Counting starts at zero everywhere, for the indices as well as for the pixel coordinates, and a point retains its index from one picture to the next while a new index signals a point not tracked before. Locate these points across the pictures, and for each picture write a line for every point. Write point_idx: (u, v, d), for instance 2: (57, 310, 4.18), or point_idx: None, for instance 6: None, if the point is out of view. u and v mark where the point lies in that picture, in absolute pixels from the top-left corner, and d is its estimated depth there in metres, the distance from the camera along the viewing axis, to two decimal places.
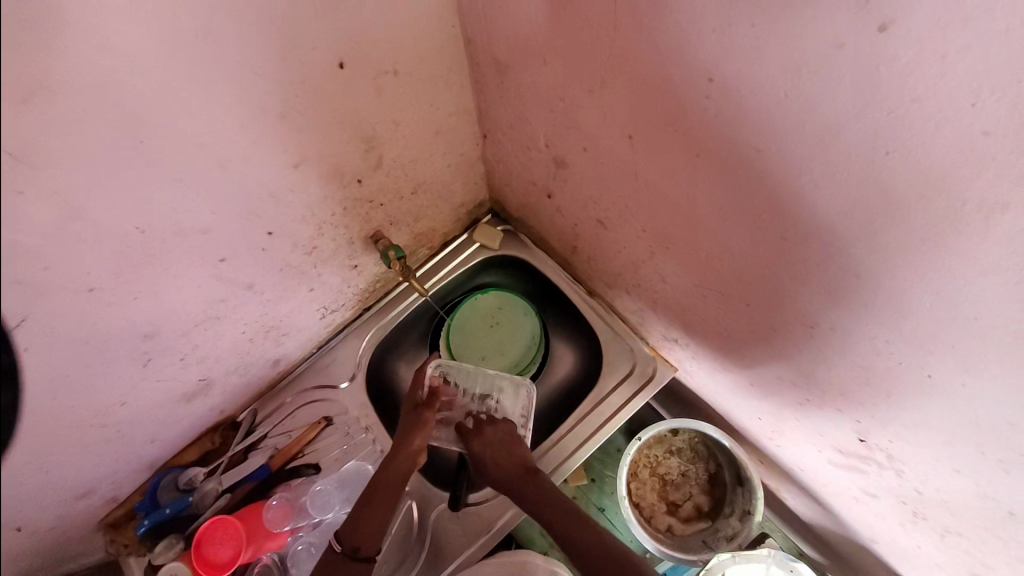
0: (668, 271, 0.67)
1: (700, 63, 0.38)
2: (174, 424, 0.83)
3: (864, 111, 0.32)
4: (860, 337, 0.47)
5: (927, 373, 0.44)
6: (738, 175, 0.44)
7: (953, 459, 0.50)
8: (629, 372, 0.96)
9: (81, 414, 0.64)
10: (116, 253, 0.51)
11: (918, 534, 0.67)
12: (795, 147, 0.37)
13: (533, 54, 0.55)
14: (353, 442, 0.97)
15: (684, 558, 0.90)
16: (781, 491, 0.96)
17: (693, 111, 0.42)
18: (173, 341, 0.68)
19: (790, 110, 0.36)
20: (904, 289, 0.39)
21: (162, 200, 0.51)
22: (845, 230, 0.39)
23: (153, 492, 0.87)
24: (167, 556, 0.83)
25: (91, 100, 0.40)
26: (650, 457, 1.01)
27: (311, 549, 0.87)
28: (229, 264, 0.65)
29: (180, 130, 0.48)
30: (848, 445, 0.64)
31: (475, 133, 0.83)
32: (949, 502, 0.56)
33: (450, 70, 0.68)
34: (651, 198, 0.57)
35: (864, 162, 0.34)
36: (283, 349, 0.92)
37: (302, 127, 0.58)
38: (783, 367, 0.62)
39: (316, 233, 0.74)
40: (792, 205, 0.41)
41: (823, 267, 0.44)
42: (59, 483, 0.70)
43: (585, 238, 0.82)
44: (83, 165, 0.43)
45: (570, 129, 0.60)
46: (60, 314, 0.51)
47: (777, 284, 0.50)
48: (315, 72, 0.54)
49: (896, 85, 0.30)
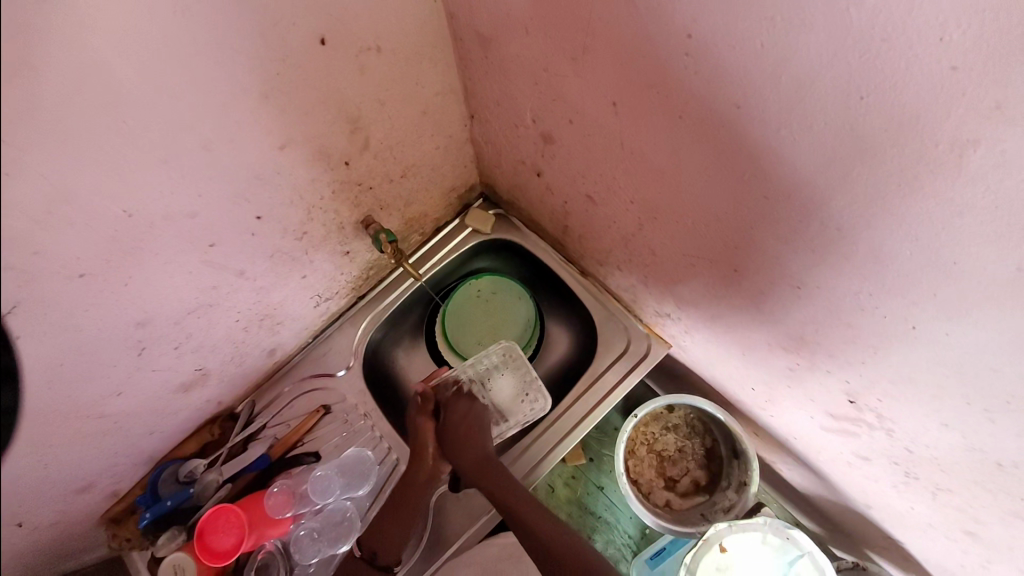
0: (657, 242, 0.67)
1: (677, 19, 0.39)
2: (170, 415, 0.83)
3: (837, 56, 0.32)
4: (846, 294, 0.48)
5: (911, 325, 0.45)
6: (719, 135, 0.44)
7: (940, 412, 0.51)
8: (623, 350, 0.97)
9: (77, 405, 0.64)
10: (105, 238, 0.51)
11: (909, 494, 0.68)
12: (774, 99, 0.37)
13: (514, 27, 0.55)
14: (352, 429, 0.97)
15: (683, 531, 0.91)
16: (777, 464, 0.97)
17: (673, 72, 0.42)
18: (167, 329, 0.68)
19: (768, 61, 0.36)
20: (885, 239, 0.40)
21: (149, 183, 0.51)
22: (825, 183, 0.40)
23: (153, 485, 0.87)
24: (169, 547, 0.85)
25: (71, 78, 0.40)
26: (647, 435, 1.02)
27: (314, 534, 0.87)
28: (220, 250, 0.65)
29: (163, 110, 0.48)
30: (839, 409, 0.65)
31: (462, 114, 0.83)
32: (938, 458, 0.57)
33: (433, 48, 0.68)
34: (637, 168, 0.57)
35: (840, 110, 0.35)
36: (278, 338, 0.93)
37: (286, 107, 0.58)
38: (774, 333, 0.63)
39: (306, 218, 0.74)
40: (772, 161, 0.42)
41: (805, 224, 0.44)
42: (58, 474, 0.70)
43: (575, 216, 0.83)
44: (67, 146, 0.43)
45: (554, 102, 0.61)
46: (51, 300, 0.51)
47: (763, 246, 0.51)
48: (297, 49, 0.53)
49: (867, 27, 0.30)
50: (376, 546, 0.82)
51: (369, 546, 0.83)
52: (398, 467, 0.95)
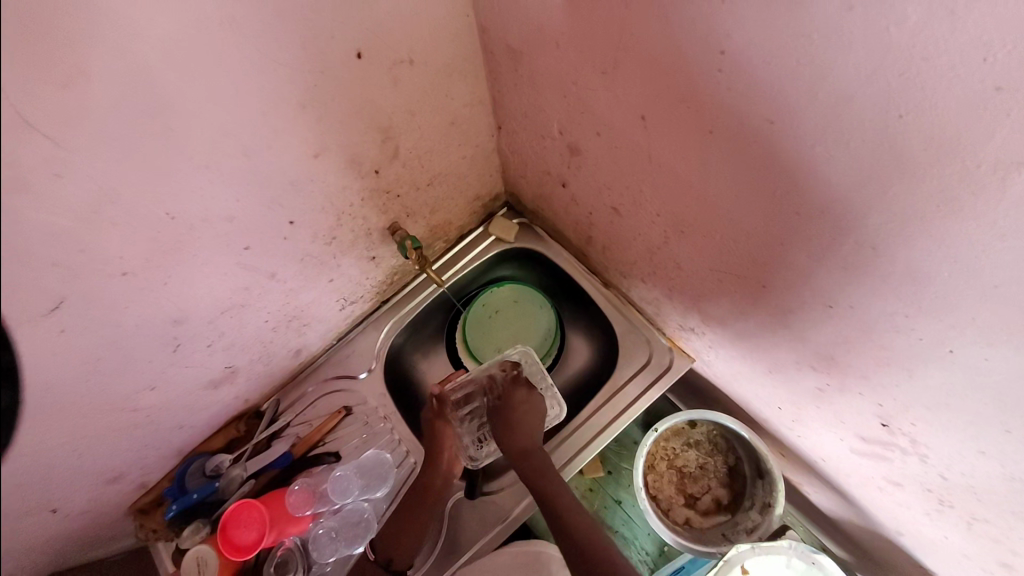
0: (683, 255, 0.67)
1: (710, 35, 0.39)
2: (200, 411, 0.86)
3: (874, 74, 0.32)
4: (880, 314, 0.46)
5: (948, 348, 0.43)
6: (751, 150, 0.44)
7: (978, 440, 0.48)
8: (645, 363, 0.96)
9: (115, 397, 0.67)
10: (148, 239, 0.54)
11: (944, 524, 0.65)
12: (808, 115, 0.37)
13: (545, 41, 0.56)
14: (372, 431, 0.99)
15: (702, 551, 0.89)
16: (803, 486, 0.94)
17: (705, 86, 0.42)
18: (201, 327, 0.71)
19: (803, 77, 0.35)
20: (923, 259, 0.38)
21: (190, 187, 0.54)
22: (861, 200, 0.39)
23: (181, 478, 0.90)
24: (193, 540, 0.87)
25: (125, 88, 0.43)
26: (667, 450, 1.00)
27: (332, 533, 0.88)
28: (254, 252, 0.67)
29: (206, 119, 0.50)
30: (870, 432, 0.62)
31: (489, 124, 0.84)
32: (975, 488, 0.54)
33: (463, 60, 0.69)
34: (664, 180, 0.57)
35: (877, 128, 0.34)
36: (305, 339, 0.95)
37: (321, 117, 0.60)
38: (802, 351, 0.61)
39: (335, 224, 0.76)
40: (804, 178, 0.41)
41: (838, 241, 0.43)
42: (94, 463, 0.73)
43: (600, 226, 0.83)
44: (118, 153, 0.46)
45: (582, 114, 0.61)
46: (96, 297, 0.54)
47: (793, 263, 0.50)
48: (333, 61, 0.55)
49: (906, 45, 0.29)
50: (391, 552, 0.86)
51: (384, 551, 0.86)
52: (415, 469, 0.96)
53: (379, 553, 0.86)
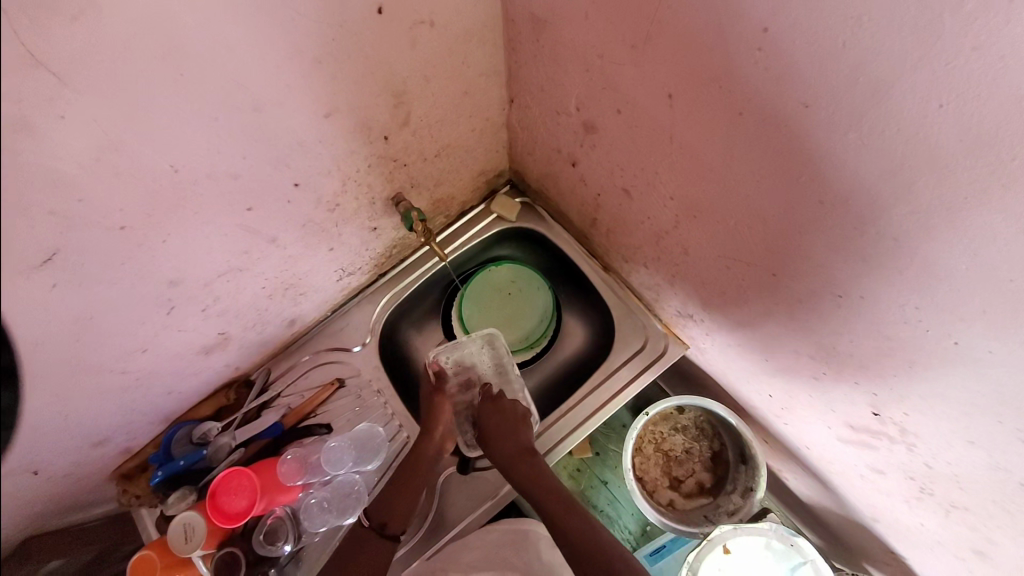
0: (692, 240, 0.67)
1: (754, 13, 0.38)
2: (190, 376, 0.84)
3: (918, 62, 0.32)
4: (890, 304, 0.47)
5: (953, 340, 0.45)
6: (779, 135, 0.44)
7: (968, 430, 0.51)
8: (640, 348, 0.97)
9: (104, 358, 0.65)
10: (149, 192, 0.52)
11: (921, 511, 0.68)
12: (846, 100, 0.37)
13: (573, 10, 0.55)
14: (365, 404, 0.98)
15: (685, 531, 0.92)
16: (782, 472, 0.98)
17: (741, 66, 0.42)
18: (196, 291, 0.69)
19: (844, 61, 0.36)
20: (942, 250, 0.39)
21: (196, 141, 0.51)
22: (884, 190, 0.40)
23: (167, 444, 0.88)
24: (179, 507, 0.84)
25: (137, 28, 0.40)
26: (655, 433, 1.02)
27: (324, 503, 0.88)
28: (256, 215, 0.65)
29: (218, 68, 0.47)
30: (860, 421, 0.65)
31: (501, 97, 0.82)
32: (958, 475, 0.57)
33: (483, 27, 0.67)
34: (683, 164, 0.57)
35: (915, 116, 0.34)
36: (300, 308, 0.93)
37: (336, 76, 0.57)
38: (802, 339, 0.63)
39: (340, 190, 0.74)
40: (829, 165, 0.42)
41: (857, 230, 0.44)
42: (81, 424, 0.71)
43: (607, 209, 0.82)
44: (125, 97, 0.43)
45: (604, 90, 0.60)
46: (93, 251, 0.52)
47: (807, 250, 0.51)
48: (354, 18, 0.53)
49: (958, 33, 0.30)
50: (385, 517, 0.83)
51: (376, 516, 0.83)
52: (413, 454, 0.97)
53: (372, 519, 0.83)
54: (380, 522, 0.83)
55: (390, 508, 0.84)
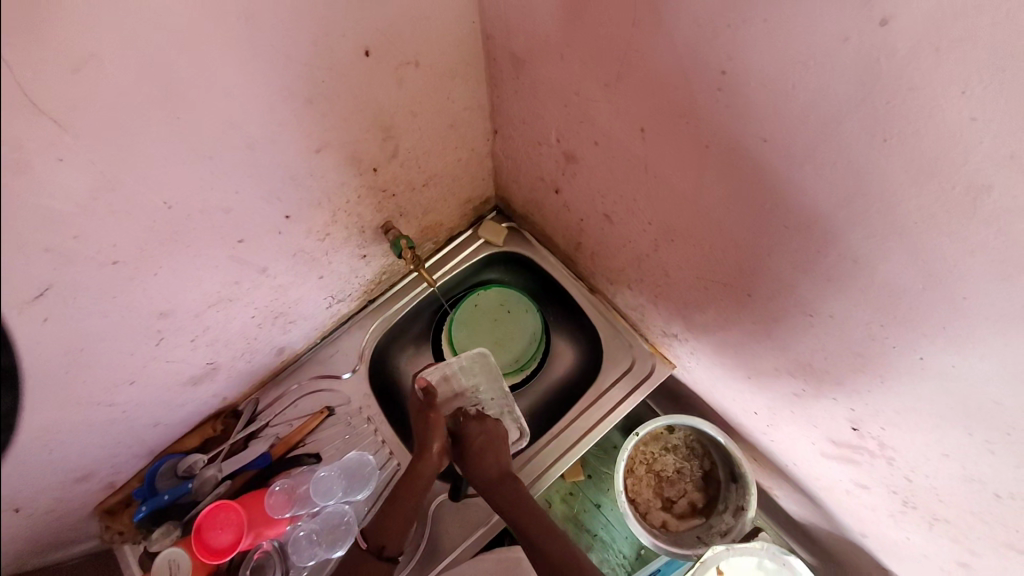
0: (672, 263, 0.70)
1: (714, 57, 0.41)
2: (176, 408, 0.84)
3: (863, 101, 0.35)
4: (858, 322, 0.50)
5: (918, 356, 0.47)
6: (744, 165, 0.47)
7: (941, 442, 0.52)
8: (627, 368, 0.98)
9: (91, 391, 0.65)
10: (143, 227, 0.53)
11: (906, 525, 0.69)
12: (801, 135, 0.40)
13: (550, 50, 0.58)
14: (355, 432, 0.98)
15: (679, 553, 0.92)
16: (773, 490, 0.98)
17: (706, 103, 0.45)
18: (187, 321, 0.69)
19: (798, 99, 0.39)
20: (898, 272, 0.42)
21: (190, 177, 0.53)
22: (843, 216, 0.42)
23: (151, 478, 0.87)
24: (163, 543, 0.84)
25: (135, 75, 0.42)
26: (646, 454, 1.02)
27: (312, 536, 0.86)
28: (247, 246, 0.67)
29: (213, 109, 0.50)
30: (841, 436, 0.66)
31: (486, 129, 0.85)
32: (936, 487, 0.58)
33: (467, 64, 0.71)
34: (659, 192, 0.60)
35: (865, 149, 0.37)
36: (289, 337, 0.94)
37: (326, 113, 0.60)
38: (780, 357, 0.65)
39: (330, 220, 0.76)
40: (790, 195, 0.45)
41: (821, 253, 0.47)
42: (65, 460, 0.70)
43: (590, 234, 0.85)
44: (122, 138, 0.45)
45: (581, 123, 0.63)
46: (84, 286, 0.52)
47: (778, 272, 0.53)
48: (343, 59, 0.56)
49: (895, 77, 0.33)
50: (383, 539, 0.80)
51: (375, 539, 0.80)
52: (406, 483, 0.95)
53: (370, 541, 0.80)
54: (377, 544, 0.79)
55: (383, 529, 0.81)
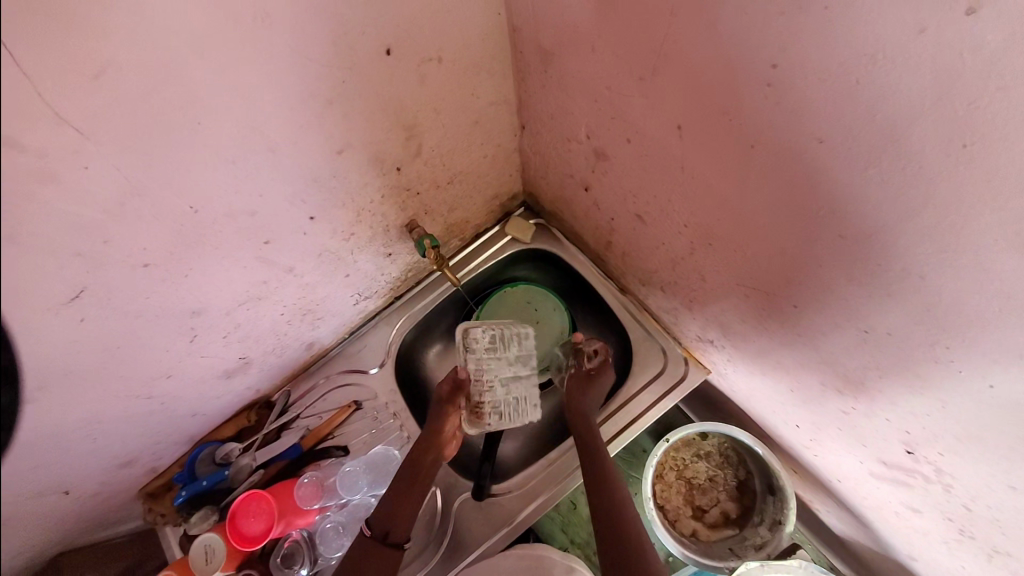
0: (708, 267, 0.65)
1: (762, 49, 0.37)
2: (212, 399, 0.87)
3: (940, 100, 0.30)
4: (918, 341, 0.44)
5: (988, 383, 0.41)
6: (794, 168, 0.42)
7: (1010, 475, 0.47)
8: (659, 372, 0.94)
9: (130, 386, 0.68)
10: (170, 231, 0.54)
11: (963, 555, 0.63)
12: (863, 138, 0.35)
13: (580, 41, 0.54)
14: (381, 427, 0.98)
15: (709, 565, 0.88)
16: (814, 505, 0.93)
17: (751, 100, 0.41)
18: (217, 320, 0.71)
19: (860, 97, 0.34)
20: (970, 291, 0.37)
21: (215, 181, 0.53)
22: (908, 228, 0.37)
23: (191, 464, 0.90)
24: (202, 527, 0.87)
25: (154, 82, 0.42)
26: (677, 460, 0.99)
27: (340, 528, 0.90)
28: (273, 246, 0.67)
29: (233, 113, 0.49)
30: (892, 458, 0.61)
31: (513, 124, 0.82)
32: (1001, 521, 0.53)
33: (492, 58, 0.68)
34: (696, 193, 0.56)
35: (939, 155, 0.32)
36: (318, 332, 0.95)
37: (348, 114, 0.59)
38: (826, 372, 0.60)
39: (354, 220, 0.75)
40: (846, 202, 0.40)
41: (880, 267, 0.42)
42: (108, 449, 0.74)
43: (621, 233, 0.81)
44: (144, 146, 0.45)
45: (613, 119, 0.59)
46: (117, 288, 0.54)
47: (828, 283, 0.48)
48: (362, 57, 0.54)
49: (980, 73, 0.28)
50: (386, 524, 0.77)
51: (380, 525, 0.77)
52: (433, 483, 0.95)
53: (374, 527, 0.77)
54: (381, 530, 0.77)
55: (392, 512, 0.78)
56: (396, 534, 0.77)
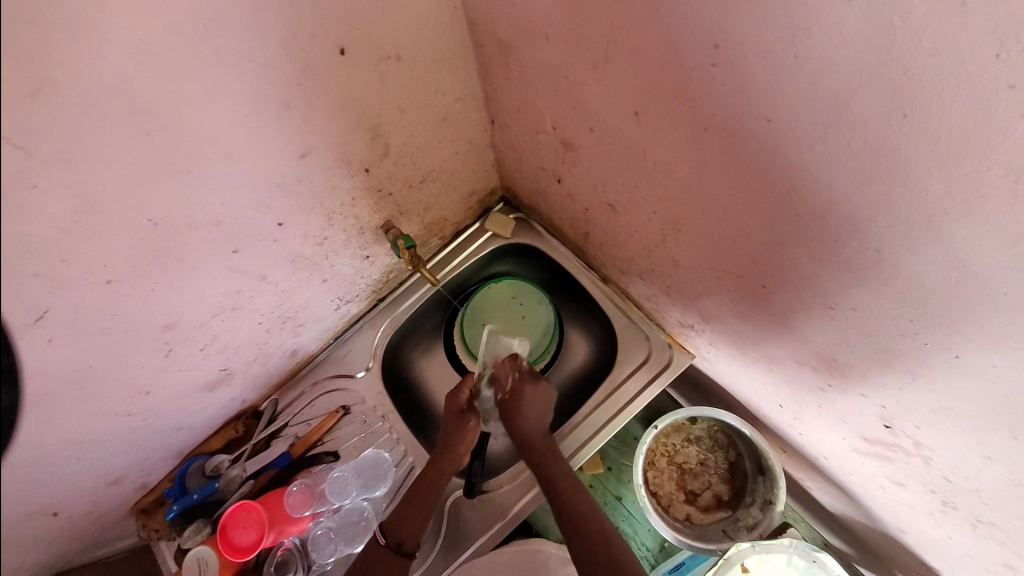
0: (681, 253, 0.65)
1: (704, 29, 0.37)
2: (196, 413, 0.86)
3: (877, 71, 0.30)
4: (884, 315, 0.44)
5: (954, 354, 0.41)
6: (748, 148, 0.42)
7: (983, 444, 0.47)
8: (644, 360, 0.94)
9: (107, 404, 0.67)
10: (132, 245, 0.53)
11: (947, 525, 0.64)
12: (809, 114, 0.35)
13: (535, 32, 0.54)
14: (370, 430, 0.98)
15: (703, 548, 0.89)
16: (805, 482, 0.93)
17: (700, 81, 0.40)
18: (192, 332, 0.70)
19: (802, 72, 0.34)
20: (927, 262, 0.37)
21: (174, 192, 0.52)
22: (861, 202, 0.37)
23: (181, 479, 0.90)
24: (195, 540, 0.87)
25: (97, 94, 0.41)
26: (668, 446, 0.99)
27: (331, 533, 0.89)
28: (243, 255, 0.66)
29: (185, 122, 0.48)
30: (872, 433, 0.61)
31: (482, 119, 0.82)
32: (979, 490, 0.53)
33: (453, 54, 0.67)
34: (661, 179, 0.55)
35: (882, 127, 0.32)
36: (300, 339, 0.94)
37: (307, 117, 0.58)
38: (802, 351, 0.60)
39: (326, 224, 0.75)
40: (801, 180, 0.40)
41: (840, 243, 0.42)
42: (91, 468, 0.73)
43: (596, 223, 0.81)
44: (93, 160, 0.44)
45: (575, 109, 0.59)
46: (81, 306, 0.53)
47: (794, 262, 0.48)
48: (316, 59, 0.53)
49: (911, 42, 0.28)
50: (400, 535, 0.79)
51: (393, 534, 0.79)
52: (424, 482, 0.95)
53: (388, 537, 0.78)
54: (396, 541, 0.78)
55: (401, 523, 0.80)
56: (409, 544, 0.78)
